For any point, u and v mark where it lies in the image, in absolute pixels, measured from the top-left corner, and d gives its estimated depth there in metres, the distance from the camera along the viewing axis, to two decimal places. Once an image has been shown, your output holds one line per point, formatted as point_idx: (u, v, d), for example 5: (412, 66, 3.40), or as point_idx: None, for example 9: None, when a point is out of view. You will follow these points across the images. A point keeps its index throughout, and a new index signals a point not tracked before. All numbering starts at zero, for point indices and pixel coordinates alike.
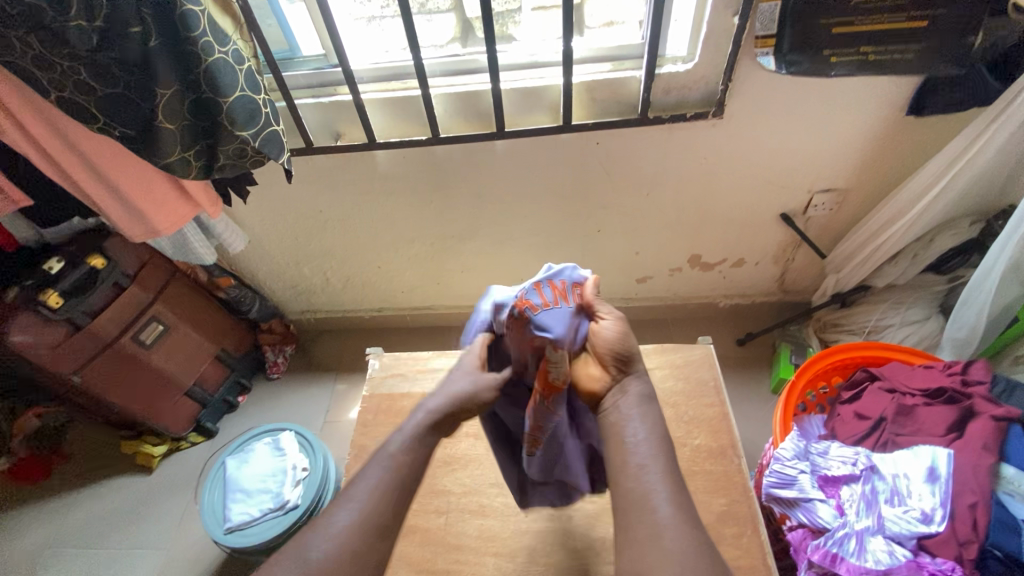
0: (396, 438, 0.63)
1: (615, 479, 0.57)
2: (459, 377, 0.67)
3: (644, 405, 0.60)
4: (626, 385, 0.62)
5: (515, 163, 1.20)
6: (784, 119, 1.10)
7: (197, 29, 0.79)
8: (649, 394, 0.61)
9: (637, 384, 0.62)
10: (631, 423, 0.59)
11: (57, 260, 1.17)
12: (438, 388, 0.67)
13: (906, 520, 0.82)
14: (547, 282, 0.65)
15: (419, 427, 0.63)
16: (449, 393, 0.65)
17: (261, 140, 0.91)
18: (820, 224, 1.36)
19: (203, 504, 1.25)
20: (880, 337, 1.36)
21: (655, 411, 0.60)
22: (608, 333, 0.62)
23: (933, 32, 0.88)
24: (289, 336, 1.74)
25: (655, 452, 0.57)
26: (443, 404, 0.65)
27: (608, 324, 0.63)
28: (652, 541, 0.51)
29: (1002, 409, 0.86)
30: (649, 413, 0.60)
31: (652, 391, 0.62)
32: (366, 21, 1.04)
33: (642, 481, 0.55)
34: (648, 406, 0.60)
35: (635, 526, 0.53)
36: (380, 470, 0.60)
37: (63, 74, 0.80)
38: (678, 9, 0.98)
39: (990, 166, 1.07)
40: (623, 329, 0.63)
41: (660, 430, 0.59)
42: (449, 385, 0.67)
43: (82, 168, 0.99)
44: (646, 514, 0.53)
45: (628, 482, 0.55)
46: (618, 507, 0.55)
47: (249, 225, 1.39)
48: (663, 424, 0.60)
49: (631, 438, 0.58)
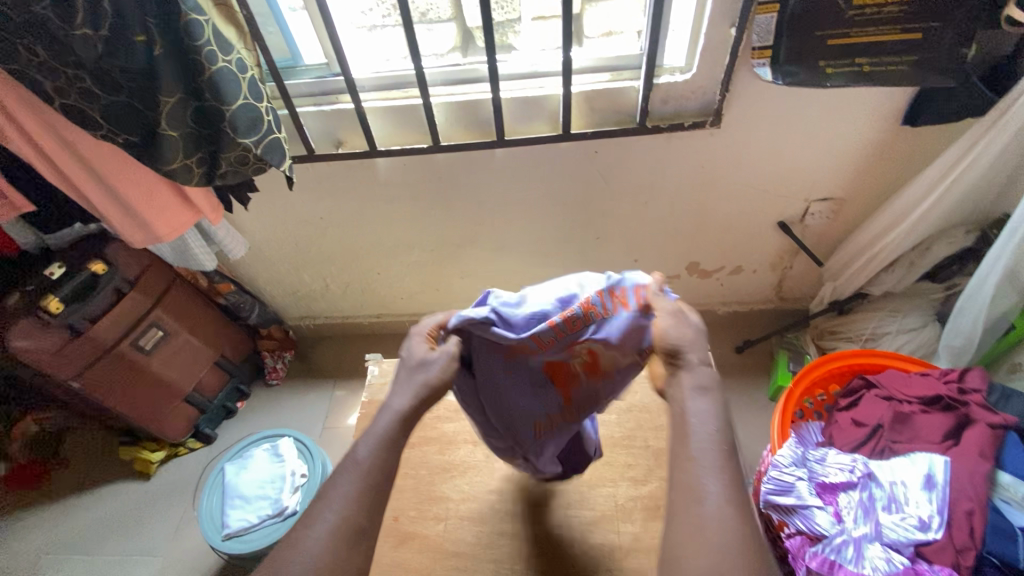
0: (366, 441, 0.61)
1: (671, 467, 0.56)
2: (421, 364, 0.68)
3: (706, 394, 0.59)
4: (682, 378, 0.60)
5: (514, 170, 1.21)
6: (780, 129, 1.11)
7: (201, 39, 0.80)
8: (708, 385, 0.59)
9: (701, 374, 0.60)
10: (691, 410, 0.58)
11: (58, 266, 1.18)
12: (399, 380, 0.67)
13: (904, 527, 0.83)
14: (609, 290, 0.68)
15: (395, 422, 0.63)
16: (417, 383, 0.66)
17: (263, 147, 0.93)
18: (817, 233, 1.38)
19: (201, 510, 1.25)
20: (877, 344, 1.37)
21: (715, 400, 0.58)
22: (668, 330, 0.63)
23: (926, 45, 0.89)
24: (288, 343, 1.74)
25: (713, 444, 0.55)
26: (411, 396, 0.65)
27: (668, 321, 0.64)
28: (694, 531, 0.50)
29: (998, 416, 0.87)
30: (708, 405, 0.58)
31: (716, 382, 0.60)
32: (368, 30, 1.06)
33: (693, 473, 0.53)
34: (705, 398, 0.58)
35: (679, 515, 0.52)
36: (390, 479, 0.60)
37: (67, 81, 0.81)
38: (676, 20, 1.00)
39: (984, 175, 1.08)
40: (682, 327, 0.63)
41: (721, 420, 0.57)
42: (414, 375, 0.67)
43: (84, 174, 0.99)
44: (691, 507, 0.52)
45: (679, 473, 0.54)
46: (672, 494, 0.54)
47: (249, 232, 1.40)
48: (724, 416, 0.57)
49: (696, 428, 0.56)
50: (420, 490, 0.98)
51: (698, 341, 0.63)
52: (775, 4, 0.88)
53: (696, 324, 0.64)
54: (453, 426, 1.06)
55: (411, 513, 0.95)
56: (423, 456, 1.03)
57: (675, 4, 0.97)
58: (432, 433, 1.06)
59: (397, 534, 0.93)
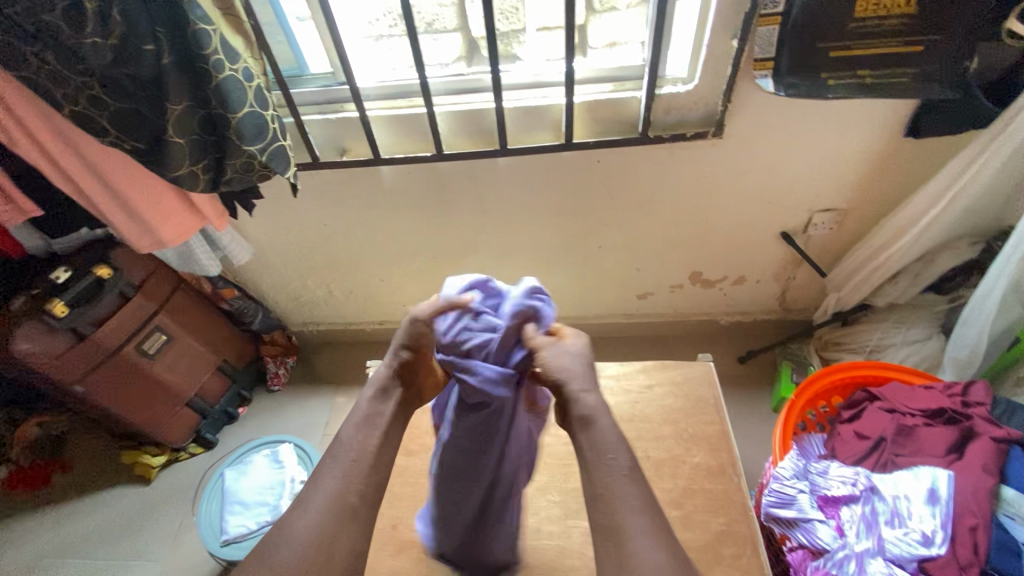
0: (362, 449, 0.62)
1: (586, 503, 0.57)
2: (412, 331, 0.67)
3: (600, 421, 0.59)
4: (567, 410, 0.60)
5: (518, 179, 1.22)
6: (782, 140, 1.12)
7: (209, 48, 0.81)
8: (593, 412, 0.59)
9: (582, 406, 0.59)
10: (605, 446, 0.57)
11: (65, 270, 1.19)
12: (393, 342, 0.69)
13: (906, 542, 0.81)
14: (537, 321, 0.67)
15: (372, 393, 0.68)
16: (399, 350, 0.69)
17: (268, 155, 0.93)
18: (820, 244, 1.37)
19: (200, 515, 1.24)
20: (881, 356, 1.36)
21: (607, 425, 0.59)
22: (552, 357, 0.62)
23: (929, 57, 0.89)
24: (292, 348, 1.75)
25: (616, 471, 0.56)
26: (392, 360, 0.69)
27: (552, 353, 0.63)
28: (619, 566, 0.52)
29: (1002, 430, 0.86)
30: (602, 432, 0.58)
31: (604, 405, 0.60)
32: (375, 40, 1.08)
33: (608, 507, 0.55)
34: (592, 427, 0.58)
35: (603, 551, 0.54)
36: None
37: (77, 89, 0.83)
38: (680, 32, 1.01)
39: (988, 188, 1.08)
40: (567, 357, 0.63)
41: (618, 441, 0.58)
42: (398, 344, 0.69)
43: (90, 178, 1.00)
44: (614, 546, 0.53)
45: (595, 513, 0.56)
46: (594, 528, 0.56)
47: (254, 239, 1.41)
48: (619, 437, 0.58)
49: (602, 458, 0.57)
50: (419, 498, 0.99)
51: (582, 374, 0.62)
52: (778, 15, 0.89)
53: (573, 356, 0.63)
54: None
55: (410, 521, 0.97)
56: (423, 463, 1.04)
57: (678, 16, 0.98)
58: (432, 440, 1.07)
59: (396, 542, 0.94)
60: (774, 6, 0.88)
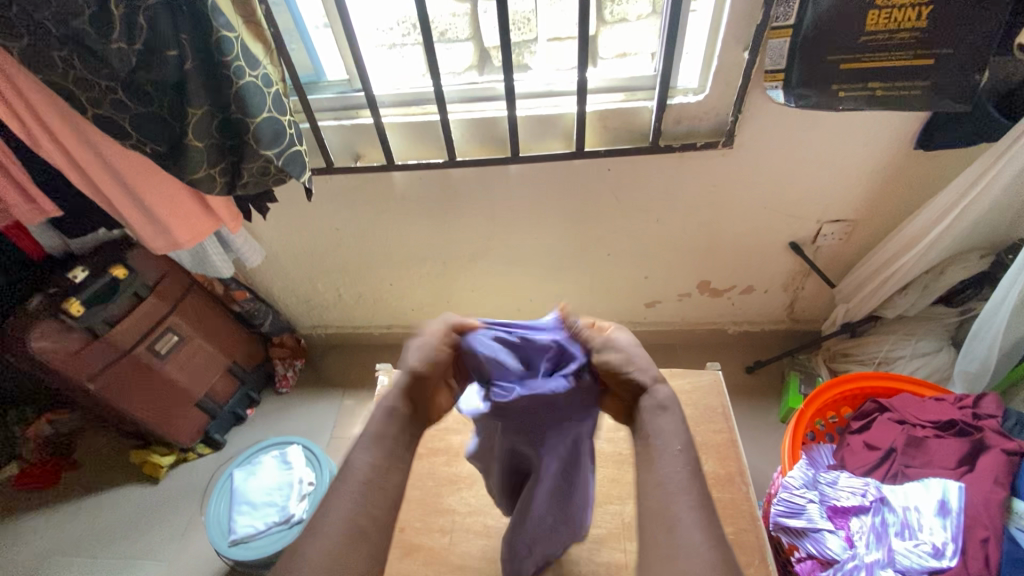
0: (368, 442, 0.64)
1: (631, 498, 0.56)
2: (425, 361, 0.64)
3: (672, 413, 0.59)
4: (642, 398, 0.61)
5: (529, 188, 1.23)
6: (791, 150, 1.12)
7: (230, 55, 0.83)
8: (667, 403, 0.59)
9: (658, 394, 0.61)
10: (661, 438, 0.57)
11: (82, 269, 1.21)
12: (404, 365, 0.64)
13: (917, 553, 0.81)
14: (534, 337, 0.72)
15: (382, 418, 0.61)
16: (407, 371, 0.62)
17: (284, 159, 0.95)
18: (829, 254, 1.38)
19: (209, 515, 1.25)
20: (891, 368, 1.35)
21: (673, 420, 0.58)
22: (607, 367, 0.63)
23: (940, 71, 0.90)
24: (300, 352, 1.76)
25: (680, 466, 0.55)
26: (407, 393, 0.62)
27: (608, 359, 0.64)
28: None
29: (1013, 443, 0.85)
30: (671, 421, 0.58)
31: (676, 398, 0.60)
32: (388, 48, 1.10)
33: None
34: (664, 413, 0.58)
35: None
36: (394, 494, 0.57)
37: (100, 92, 0.85)
38: (691, 44, 1.03)
39: (999, 201, 1.08)
40: (623, 356, 0.63)
41: (684, 436, 0.57)
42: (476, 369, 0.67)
43: (110, 181, 1.02)
44: None
45: None
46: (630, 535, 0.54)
47: (266, 241, 1.42)
48: (686, 431, 0.57)
49: (668, 448, 0.56)
50: (427, 502, 1.00)
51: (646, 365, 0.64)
52: (788, 28, 0.90)
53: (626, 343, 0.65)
54: (460, 438, 1.08)
55: (417, 524, 0.98)
56: (431, 467, 1.05)
57: (689, 28, 1.00)
58: (441, 444, 1.08)
59: (403, 545, 0.95)
60: (785, 19, 0.90)
